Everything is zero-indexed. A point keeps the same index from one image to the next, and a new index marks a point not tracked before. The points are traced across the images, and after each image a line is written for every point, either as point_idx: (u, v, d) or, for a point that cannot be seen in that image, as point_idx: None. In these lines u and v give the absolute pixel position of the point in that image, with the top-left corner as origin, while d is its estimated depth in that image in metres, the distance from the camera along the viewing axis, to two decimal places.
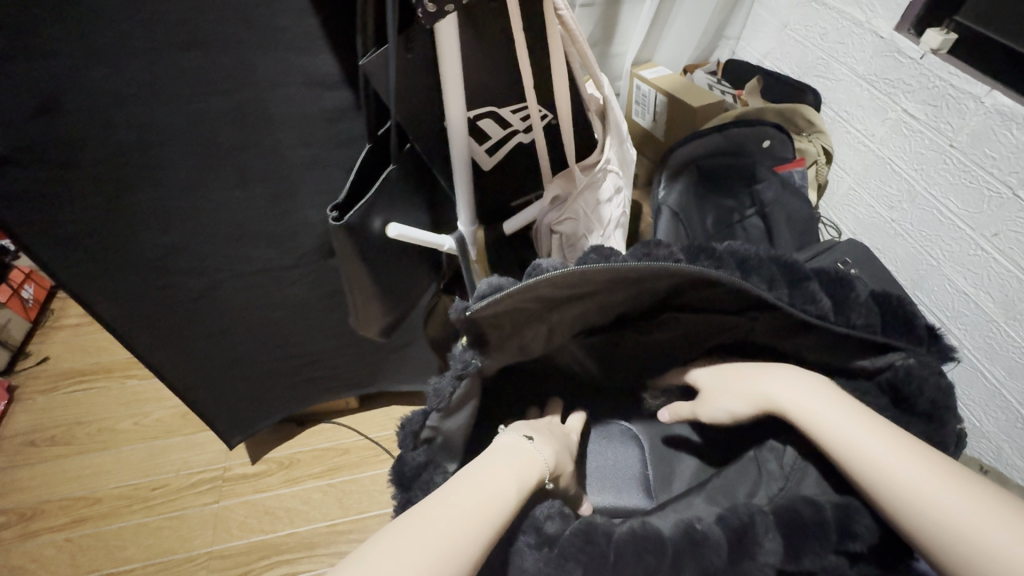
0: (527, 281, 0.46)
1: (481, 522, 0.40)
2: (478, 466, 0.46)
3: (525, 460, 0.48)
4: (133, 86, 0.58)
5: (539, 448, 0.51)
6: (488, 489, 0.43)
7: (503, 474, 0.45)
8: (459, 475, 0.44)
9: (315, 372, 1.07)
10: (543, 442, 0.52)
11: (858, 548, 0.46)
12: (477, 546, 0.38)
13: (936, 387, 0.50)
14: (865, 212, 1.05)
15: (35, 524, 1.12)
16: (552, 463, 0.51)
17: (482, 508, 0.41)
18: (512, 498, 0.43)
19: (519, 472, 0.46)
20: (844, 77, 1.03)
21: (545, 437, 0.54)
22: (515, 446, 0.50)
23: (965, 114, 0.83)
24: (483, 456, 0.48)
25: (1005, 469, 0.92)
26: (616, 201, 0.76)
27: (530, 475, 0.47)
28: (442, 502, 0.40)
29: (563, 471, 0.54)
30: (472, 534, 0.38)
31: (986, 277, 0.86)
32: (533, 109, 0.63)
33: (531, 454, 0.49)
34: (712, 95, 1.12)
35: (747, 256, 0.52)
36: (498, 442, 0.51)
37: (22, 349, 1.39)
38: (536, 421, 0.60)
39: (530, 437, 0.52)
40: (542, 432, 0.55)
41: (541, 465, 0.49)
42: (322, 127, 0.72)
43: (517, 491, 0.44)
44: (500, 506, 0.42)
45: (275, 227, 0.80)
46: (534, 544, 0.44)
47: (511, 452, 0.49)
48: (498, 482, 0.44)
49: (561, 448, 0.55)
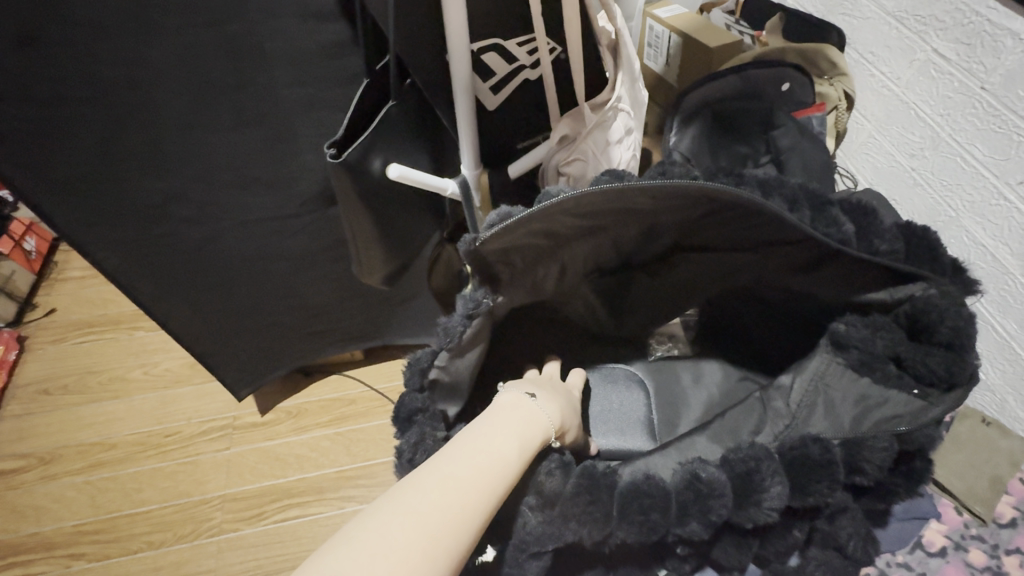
0: (534, 208, 0.44)
1: (481, 492, 0.38)
2: (477, 428, 0.44)
3: (526, 419, 0.47)
4: (116, 13, 0.55)
5: (542, 406, 0.50)
6: (488, 454, 0.41)
7: (505, 437, 0.43)
8: (456, 438, 0.42)
9: (321, 324, 1.06)
10: (546, 400, 0.51)
11: (863, 481, 0.47)
12: (478, 516, 0.37)
13: (958, 315, 0.47)
14: (883, 161, 0.99)
15: (55, 468, 1.15)
16: (555, 421, 0.50)
17: (482, 477, 0.39)
18: (512, 464, 0.42)
19: (521, 434, 0.44)
20: (871, 15, 0.94)
21: (548, 394, 0.53)
22: (516, 404, 0.48)
23: (1001, 53, 0.74)
24: (484, 416, 0.46)
25: (1007, 420, 0.91)
26: (627, 142, 0.71)
27: (532, 436, 0.45)
28: (439, 470, 0.38)
29: (568, 428, 0.52)
30: (471, 506, 0.37)
31: (1006, 228, 0.80)
32: (540, 40, 0.58)
33: (533, 412, 0.48)
34: (730, 35, 1.06)
35: (767, 178, 0.51)
36: (498, 401, 0.49)
37: (29, 301, 1.40)
38: (537, 377, 0.59)
39: (531, 394, 0.50)
40: (546, 390, 0.54)
41: (544, 425, 0.48)
42: (319, 64, 0.68)
43: (519, 455, 0.43)
44: (501, 472, 0.40)
45: (273, 171, 0.77)
46: (536, 506, 0.44)
47: (512, 412, 0.47)
48: (499, 447, 0.42)
49: (565, 404, 0.54)
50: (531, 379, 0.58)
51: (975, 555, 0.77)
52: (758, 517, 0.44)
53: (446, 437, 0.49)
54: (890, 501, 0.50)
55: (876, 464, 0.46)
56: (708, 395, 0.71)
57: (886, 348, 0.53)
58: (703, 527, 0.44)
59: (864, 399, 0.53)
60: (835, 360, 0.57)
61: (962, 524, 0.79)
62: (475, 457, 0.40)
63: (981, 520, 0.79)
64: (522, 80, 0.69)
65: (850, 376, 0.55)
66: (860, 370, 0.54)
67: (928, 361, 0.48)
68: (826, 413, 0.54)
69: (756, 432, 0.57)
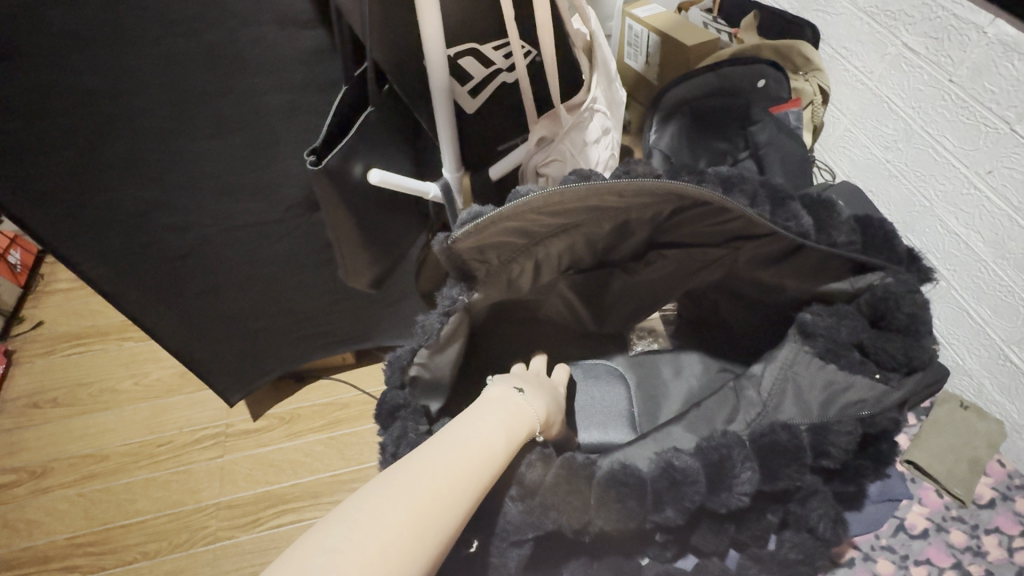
0: (504, 207, 0.46)
1: (470, 477, 0.39)
2: (466, 418, 0.45)
3: (515, 413, 0.48)
4: (94, 26, 0.55)
5: (529, 401, 0.51)
6: (476, 443, 0.42)
7: (492, 428, 0.45)
8: (445, 428, 0.43)
9: (309, 329, 1.07)
10: (533, 395, 0.53)
11: (830, 464, 0.49)
12: (466, 501, 0.38)
13: (913, 303, 0.50)
14: (859, 153, 1.01)
15: (47, 481, 1.15)
16: (542, 415, 0.51)
17: (470, 464, 0.40)
18: (500, 454, 0.43)
19: (508, 424, 0.46)
20: (844, 11, 0.96)
21: (535, 389, 0.55)
22: (504, 397, 0.50)
23: (966, 46, 0.76)
24: (474, 408, 0.47)
25: (984, 404, 0.93)
26: (605, 142, 0.73)
27: (518, 429, 0.47)
28: (429, 457, 0.39)
29: (552, 423, 0.54)
30: (459, 491, 0.38)
31: (977, 216, 0.82)
32: (516, 46, 0.60)
33: (521, 406, 0.50)
34: (708, 34, 1.07)
35: (730, 175, 0.52)
36: (487, 393, 0.50)
37: (15, 314, 1.39)
38: (525, 372, 0.61)
39: (520, 390, 0.52)
40: (534, 386, 0.56)
41: (530, 418, 0.49)
42: (298, 71, 0.69)
43: (505, 446, 0.44)
44: (489, 461, 0.42)
45: (257, 179, 0.77)
46: (517, 497, 0.45)
47: (501, 405, 0.48)
48: (487, 438, 0.43)
49: (550, 401, 0.55)
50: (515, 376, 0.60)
51: (955, 535, 0.77)
52: (730, 501, 0.46)
53: (428, 431, 0.50)
54: (859, 483, 0.52)
55: (841, 447, 0.48)
56: (688, 387, 0.73)
57: (850, 335, 0.53)
58: (677, 513, 0.46)
59: (832, 386, 0.53)
60: (802, 348, 0.57)
61: (943, 506, 0.79)
62: (463, 446, 0.41)
63: (961, 501, 0.79)
64: (498, 84, 0.70)
65: (816, 364, 0.54)
66: (826, 358, 0.54)
67: (888, 348, 0.50)
68: (794, 398, 0.54)
69: (730, 422, 0.57)
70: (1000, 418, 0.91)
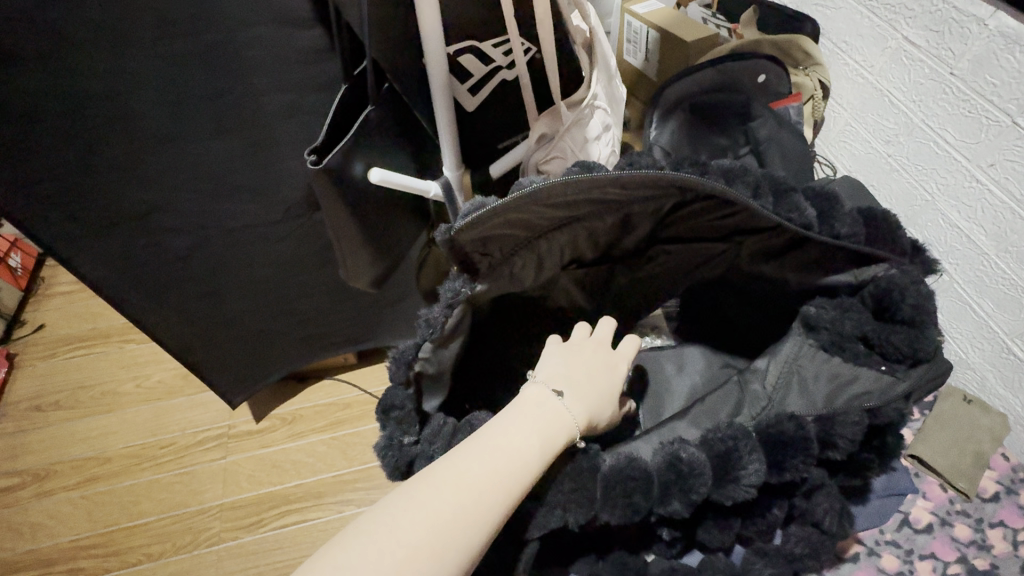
0: (509, 197, 0.46)
1: (498, 490, 0.39)
2: (501, 423, 0.44)
3: (551, 421, 0.45)
4: (91, 27, 0.55)
5: (569, 406, 0.48)
6: (508, 453, 0.41)
7: (527, 437, 0.43)
8: (477, 433, 0.43)
9: (311, 329, 1.07)
10: (575, 398, 0.49)
11: (835, 456, 0.49)
12: (494, 517, 0.38)
13: (916, 294, 0.50)
14: (860, 148, 1.00)
15: (50, 484, 1.15)
16: (581, 419, 0.48)
17: (499, 474, 0.40)
18: (533, 464, 0.42)
19: (543, 433, 0.44)
20: (844, 5, 0.95)
21: (579, 387, 0.50)
22: (541, 401, 0.47)
23: (967, 39, 0.75)
24: (506, 412, 0.45)
25: (988, 397, 0.92)
26: (606, 139, 0.72)
27: (555, 438, 0.44)
28: (456, 467, 0.39)
29: (597, 421, 0.50)
30: (484, 506, 0.38)
31: (979, 209, 0.82)
32: (515, 42, 0.59)
33: (559, 413, 0.46)
34: (707, 29, 1.07)
35: (732, 168, 0.52)
36: (523, 394, 0.48)
37: (16, 317, 1.39)
38: (585, 346, 0.55)
39: (559, 393, 0.48)
40: (581, 379, 0.51)
41: (568, 426, 0.46)
42: (298, 70, 0.68)
43: (540, 456, 0.43)
44: (521, 472, 0.41)
45: (257, 180, 0.77)
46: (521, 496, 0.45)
47: (538, 410, 0.46)
48: (518, 447, 0.42)
49: (596, 396, 0.51)
50: (570, 350, 0.54)
51: (961, 529, 0.77)
52: (736, 493, 0.46)
53: (417, 440, 0.49)
54: (864, 476, 0.52)
55: (847, 438, 0.48)
56: (691, 383, 0.71)
57: (854, 328, 0.54)
58: (684, 505, 0.46)
59: (837, 377, 0.53)
60: (807, 342, 0.57)
61: (947, 500, 0.79)
62: (494, 455, 0.40)
63: (966, 495, 0.79)
64: (498, 81, 0.70)
65: (821, 356, 0.55)
66: (830, 349, 0.55)
67: (894, 339, 0.51)
68: (799, 391, 0.55)
69: (734, 415, 0.57)
70: (1004, 411, 0.90)
